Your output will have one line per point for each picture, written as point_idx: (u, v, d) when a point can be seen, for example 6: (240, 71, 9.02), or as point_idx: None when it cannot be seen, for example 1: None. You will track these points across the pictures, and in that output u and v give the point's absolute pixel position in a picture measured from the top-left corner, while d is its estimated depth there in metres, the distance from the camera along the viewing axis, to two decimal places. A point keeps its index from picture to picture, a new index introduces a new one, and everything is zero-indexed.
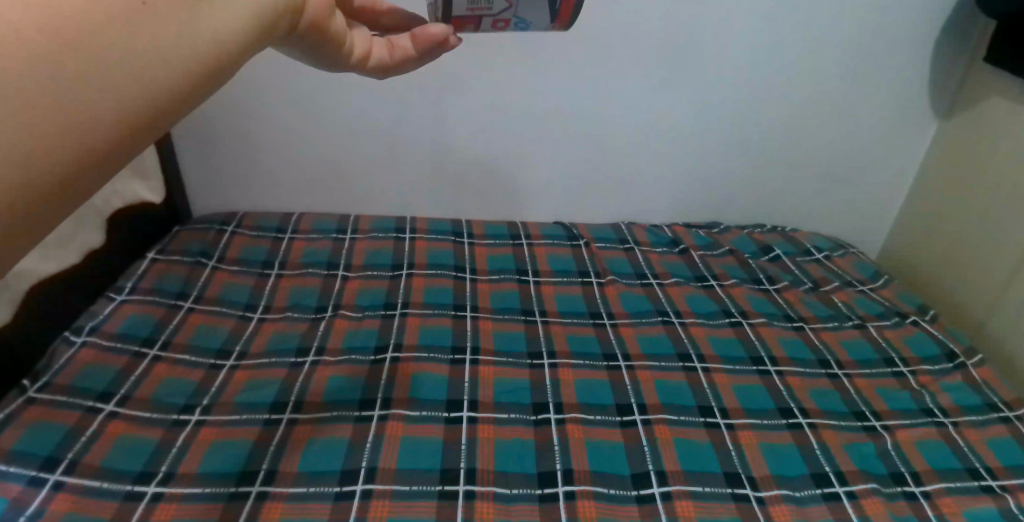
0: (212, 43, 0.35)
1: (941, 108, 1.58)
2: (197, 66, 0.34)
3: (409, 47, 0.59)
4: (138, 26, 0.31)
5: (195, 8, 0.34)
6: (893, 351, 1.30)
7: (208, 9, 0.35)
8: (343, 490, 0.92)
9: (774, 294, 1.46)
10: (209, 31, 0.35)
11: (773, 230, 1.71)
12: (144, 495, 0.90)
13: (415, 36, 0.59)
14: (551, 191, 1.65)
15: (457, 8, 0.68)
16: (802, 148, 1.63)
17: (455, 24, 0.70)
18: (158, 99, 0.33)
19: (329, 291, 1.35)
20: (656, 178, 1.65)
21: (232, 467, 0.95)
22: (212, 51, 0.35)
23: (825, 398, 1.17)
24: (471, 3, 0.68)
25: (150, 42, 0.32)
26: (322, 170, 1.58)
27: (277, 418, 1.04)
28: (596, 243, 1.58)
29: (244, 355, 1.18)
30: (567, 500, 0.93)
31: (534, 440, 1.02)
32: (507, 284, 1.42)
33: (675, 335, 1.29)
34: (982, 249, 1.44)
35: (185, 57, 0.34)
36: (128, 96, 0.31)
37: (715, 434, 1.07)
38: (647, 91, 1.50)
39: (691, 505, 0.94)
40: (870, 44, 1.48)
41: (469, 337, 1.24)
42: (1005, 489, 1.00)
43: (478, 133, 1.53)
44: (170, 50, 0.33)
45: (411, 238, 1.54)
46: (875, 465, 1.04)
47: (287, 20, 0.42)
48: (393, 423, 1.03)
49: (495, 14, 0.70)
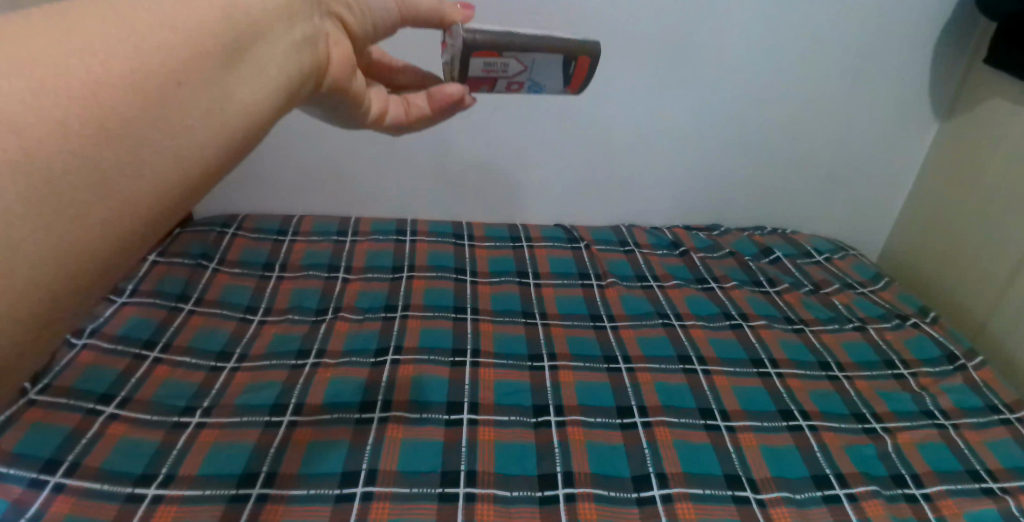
0: (242, 114, 0.43)
1: (941, 109, 1.58)
2: (228, 131, 0.42)
3: (423, 106, 0.74)
4: (177, 108, 0.39)
5: (223, 87, 0.42)
6: (893, 353, 1.30)
7: (237, 86, 0.43)
8: (344, 492, 0.92)
9: (774, 296, 1.46)
10: (237, 104, 0.43)
11: (773, 232, 1.71)
12: (145, 497, 0.90)
13: (428, 97, 0.74)
14: (551, 193, 1.66)
15: (474, 70, 0.75)
16: (803, 149, 1.63)
17: (471, 83, 0.77)
18: (187, 167, 0.40)
19: (330, 293, 1.35)
20: (656, 180, 1.65)
21: (233, 469, 0.95)
22: (242, 121, 0.43)
23: (826, 400, 1.17)
24: (487, 66, 0.76)
25: (189, 115, 0.40)
26: (322, 172, 1.58)
27: (277, 420, 1.04)
28: (597, 245, 1.58)
29: (244, 357, 1.18)
30: (568, 501, 0.93)
31: (534, 442, 1.02)
32: (507, 286, 1.42)
33: (675, 337, 1.29)
34: (982, 250, 1.44)
35: (216, 125, 0.41)
36: (165, 165, 0.38)
37: (715, 436, 1.07)
38: (647, 92, 1.50)
39: (691, 506, 0.94)
40: (870, 45, 1.48)
41: (469, 339, 1.24)
42: (1006, 491, 1.00)
43: (478, 135, 1.53)
44: (202, 122, 0.40)
45: (412, 240, 1.54)
46: (876, 467, 1.04)
47: (312, 81, 0.53)
48: (393, 425, 1.03)
49: (509, 76, 0.78)
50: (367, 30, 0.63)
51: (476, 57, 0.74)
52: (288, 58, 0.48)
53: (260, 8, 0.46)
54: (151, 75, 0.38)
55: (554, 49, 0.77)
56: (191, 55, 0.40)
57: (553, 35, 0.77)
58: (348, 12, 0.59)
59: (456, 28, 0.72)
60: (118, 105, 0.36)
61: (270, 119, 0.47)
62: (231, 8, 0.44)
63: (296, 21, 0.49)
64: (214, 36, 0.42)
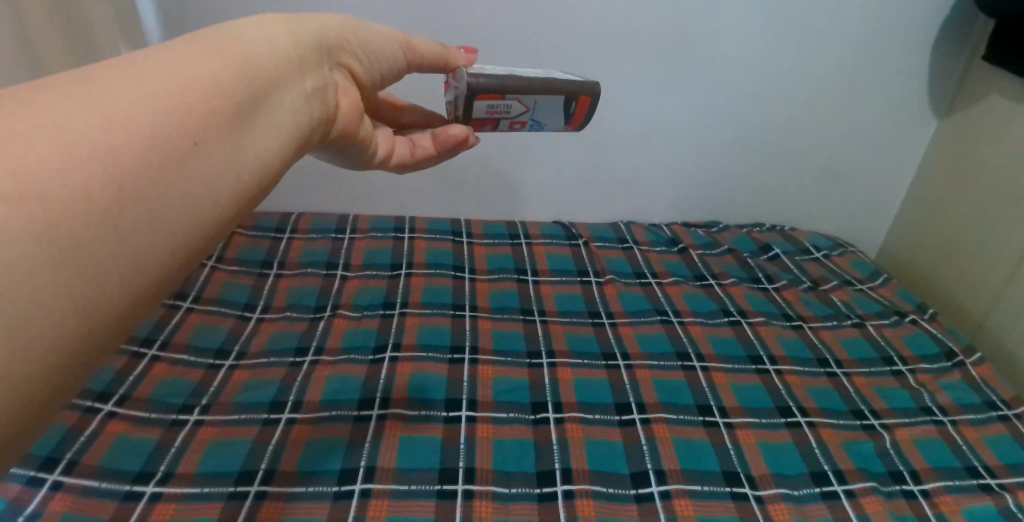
0: (254, 169, 0.46)
1: (941, 107, 1.58)
2: (240, 182, 0.45)
3: (429, 147, 0.77)
4: (195, 163, 0.42)
5: (237, 142, 0.45)
6: (892, 350, 1.30)
7: (250, 140, 0.46)
8: (342, 489, 0.92)
9: (773, 293, 1.46)
10: (251, 157, 0.46)
11: (772, 229, 1.71)
12: (143, 495, 0.90)
13: (434, 138, 0.77)
14: (550, 191, 1.65)
15: (478, 112, 0.76)
16: (801, 147, 1.63)
17: (474, 125, 0.78)
18: (202, 218, 0.42)
19: (329, 291, 1.35)
20: (655, 177, 1.65)
21: (231, 467, 0.95)
22: (253, 176, 0.46)
23: (824, 397, 1.17)
24: (490, 108, 0.76)
25: (206, 171, 0.43)
26: (321, 169, 1.57)
27: (276, 417, 1.04)
28: (595, 243, 1.58)
29: (243, 355, 1.18)
30: (567, 499, 0.93)
31: (533, 439, 1.02)
32: (506, 283, 1.41)
33: (674, 335, 1.29)
34: (981, 247, 1.44)
35: (230, 178, 0.44)
36: (183, 220, 0.41)
37: (714, 433, 1.07)
38: (646, 88, 1.49)
39: (690, 503, 0.94)
40: (869, 41, 1.47)
41: (468, 336, 1.24)
42: (1004, 488, 1.00)
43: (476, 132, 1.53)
44: (218, 176, 0.43)
45: (410, 237, 1.54)
46: (874, 464, 1.04)
47: (320, 129, 0.57)
48: (392, 423, 1.03)
49: (512, 117, 0.79)
50: (376, 77, 0.66)
51: (480, 100, 0.75)
52: (297, 112, 0.52)
53: (274, 66, 0.50)
54: (170, 137, 0.41)
55: (556, 90, 0.79)
56: (209, 115, 0.43)
57: (554, 78, 0.80)
58: (357, 62, 0.62)
59: (460, 71, 0.75)
60: (141, 165, 0.39)
61: (277, 170, 0.50)
62: (248, 68, 0.47)
63: (306, 76, 0.53)
64: (231, 96, 0.45)
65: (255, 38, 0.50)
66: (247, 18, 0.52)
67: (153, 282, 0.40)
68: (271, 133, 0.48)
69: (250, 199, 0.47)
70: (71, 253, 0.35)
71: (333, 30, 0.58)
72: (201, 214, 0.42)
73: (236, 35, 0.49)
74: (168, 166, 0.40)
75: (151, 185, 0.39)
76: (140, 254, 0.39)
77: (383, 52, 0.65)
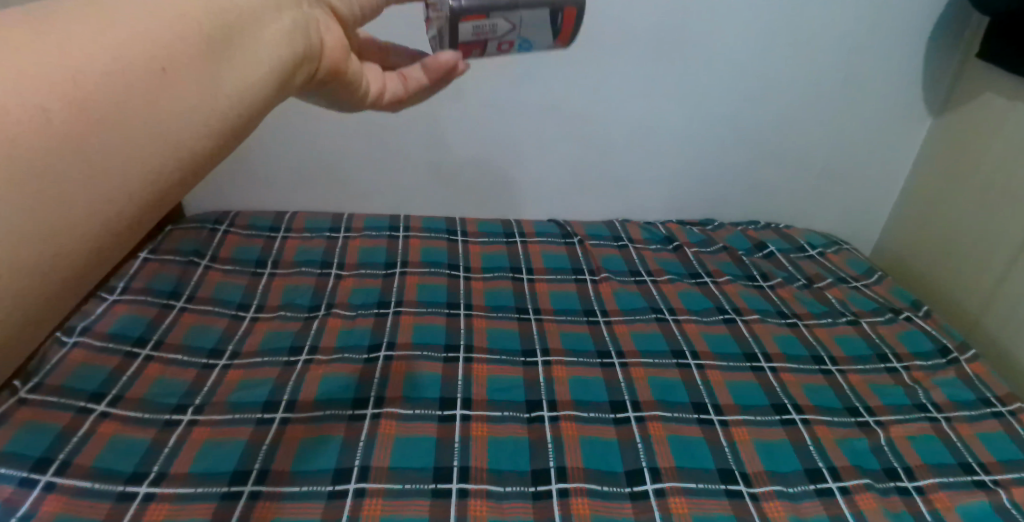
0: (231, 103, 0.41)
1: (935, 104, 1.58)
2: (219, 122, 0.41)
3: (422, 78, 0.67)
4: (157, 95, 0.38)
5: (213, 73, 0.41)
6: (887, 347, 1.31)
7: (227, 72, 0.42)
8: (337, 489, 0.92)
9: (767, 291, 1.46)
10: (229, 93, 0.41)
11: (768, 226, 1.71)
12: (135, 495, 0.89)
13: (427, 68, 0.67)
14: (543, 190, 1.65)
15: (465, 34, 0.73)
16: (796, 146, 1.63)
17: (463, 49, 0.75)
18: (172, 157, 0.39)
19: (323, 290, 1.34)
20: (650, 175, 1.65)
21: (226, 467, 0.95)
22: (233, 107, 0.41)
23: (819, 394, 1.17)
24: (476, 29, 0.73)
25: (174, 107, 0.39)
26: (316, 168, 1.57)
27: (270, 417, 1.03)
28: (590, 240, 1.58)
29: (236, 355, 1.17)
30: (562, 497, 0.93)
31: (527, 438, 1.02)
32: (501, 282, 1.41)
33: (669, 332, 1.29)
34: (977, 245, 1.44)
35: (207, 115, 0.40)
36: (151, 155, 0.38)
37: (709, 431, 1.07)
38: (642, 88, 1.50)
39: (684, 501, 0.94)
40: (865, 39, 1.48)
41: (463, 335, 1.24)
42: (998, 484, 1.01)
43: (472, 134, 1.53)
44: (188, 111, 0.39)
45: (405, 236, 1.53)
46: (867, 461, 1.04)
47: (306, 70, 0.50)
48: (388, 422, 1.03)
49: (500, 37, 0.75)
50: (359, 15, 0.58)
51: (464, 22, 0.72)
52: (278, 49, 0.45)
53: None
54: (131, 63, 0.37)
55: (540, 2, 0.74)
56: (175, 44, 0.39)
57: None
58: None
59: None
60: (99, 94, 0.36)
61: (261, 111, 0.45)
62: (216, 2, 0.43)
63: (282, 11, 0.47)
64: (198, 22, 0.41)
65: None
66: None
67: (122, 229, 0.37)
68: (252, 57, 0.43)
69: (228, 142, 0.42)
70: (30, 187, 0.33)
71: None
72: (174, 151, 0.39)
73: None
74: (134, 95, 0.37)
75: (106, 116, 0.36)
76: (105, 200, 0.36)
77: None
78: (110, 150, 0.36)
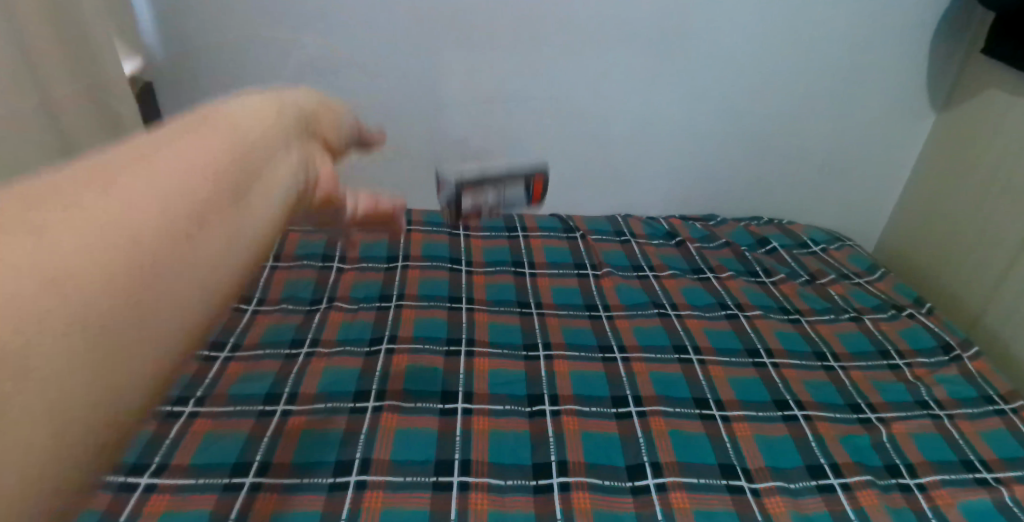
0: (251, 246, 0.44)
1: (938, 100, 1.57)
2: (241, 256, 0.43)
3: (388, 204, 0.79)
4: (182, 255, 0.38)
5: (236, 215, 0.43)
6: (889, 343, 1.30)
7: (246, 214, 0.44)
8: (337, 481, 0.92)
9: (770, 286, 1.44)
10: (245, 229, 0.43)
11: (770, 221, 1.68)
12: (137, 487, 0.90)
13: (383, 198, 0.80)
14: (547, 185, 1.64)
15: (467, 203, 1.10)
16: (798, 142, 1.62)
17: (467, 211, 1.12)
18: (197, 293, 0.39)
19: (324, 284, 1.33)
20: (652, 169, 1.64)
21: (228, 458, 0.95)
22: (250, 248, 0.44)
23: (822, 390, 1.17)
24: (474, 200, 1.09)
25: (195, 264, 0.39)
26: None
27: (271, 409, 1.03)
28: (592, 235, 1.56)
29: (238, 347, 1.17)
30: (562, 491, 0.93)
31: (529, 432, 1.02)
32: (502, 276, 1.39)
33: (671, 327, 1.28)
34: (979, 241, 1.44)
35: (223, 256, 0.41)
36: (194, 281, 0.39)
37: (710, 426, 1.06)
38: (644, 82, 1.49)
39: (685, 495, 0.94)
40: (869, 35, 1.47)
41: (464, 329, 1.23)
42: (999, 481, 1.01)
43: (474, 124, 1.53)
44: (201, 258, 0.39)
45: (407, 230, 1.51)
46: (869, 457, 1.04)
47: (299, 202, 0.54)
48: (388, 414, 1.03)
49: (492, 201, 1.12)
50: (342, 144, 0.66)
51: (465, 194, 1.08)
52: (286, 187, 0.50)
53: (260, 139, 0.49)
54: (176, 217, 0.38)
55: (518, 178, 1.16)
56: (209, 187, 0.42)
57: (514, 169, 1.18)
58: (328, 132, 0.63)
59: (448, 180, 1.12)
60: (155, 248, 0.37)
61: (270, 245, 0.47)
62: (239, 141, 0.47)
63: (290, 151, 0.52)
64: (218, 171, 0.43)
65: (244, 115, 0.50)
66: (234, 99, 0.53)
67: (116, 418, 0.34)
68: (269, 195, 0.47)
69: (242, 285, 0.44)
70: (81, 337, 0.33)
71: (305, 101, 0.60)
72: (199, 286, 0.39)
73: (225, 113, 0.49)
74: (179, 239, 0.38)
75: (158, 258, 0.37)
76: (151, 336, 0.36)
77: (342, 129, 0.65)
78: (163, 300, 0.37)
